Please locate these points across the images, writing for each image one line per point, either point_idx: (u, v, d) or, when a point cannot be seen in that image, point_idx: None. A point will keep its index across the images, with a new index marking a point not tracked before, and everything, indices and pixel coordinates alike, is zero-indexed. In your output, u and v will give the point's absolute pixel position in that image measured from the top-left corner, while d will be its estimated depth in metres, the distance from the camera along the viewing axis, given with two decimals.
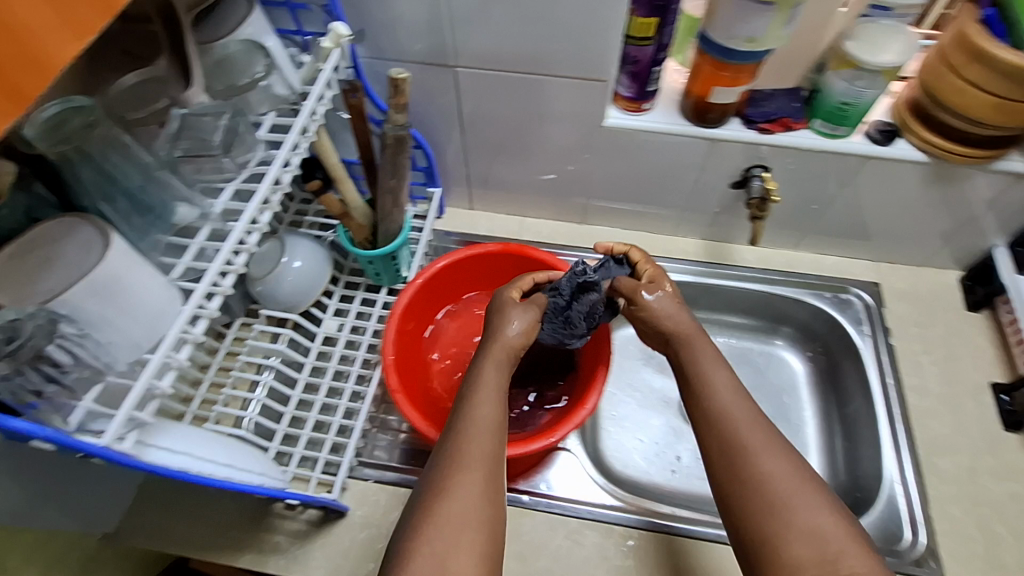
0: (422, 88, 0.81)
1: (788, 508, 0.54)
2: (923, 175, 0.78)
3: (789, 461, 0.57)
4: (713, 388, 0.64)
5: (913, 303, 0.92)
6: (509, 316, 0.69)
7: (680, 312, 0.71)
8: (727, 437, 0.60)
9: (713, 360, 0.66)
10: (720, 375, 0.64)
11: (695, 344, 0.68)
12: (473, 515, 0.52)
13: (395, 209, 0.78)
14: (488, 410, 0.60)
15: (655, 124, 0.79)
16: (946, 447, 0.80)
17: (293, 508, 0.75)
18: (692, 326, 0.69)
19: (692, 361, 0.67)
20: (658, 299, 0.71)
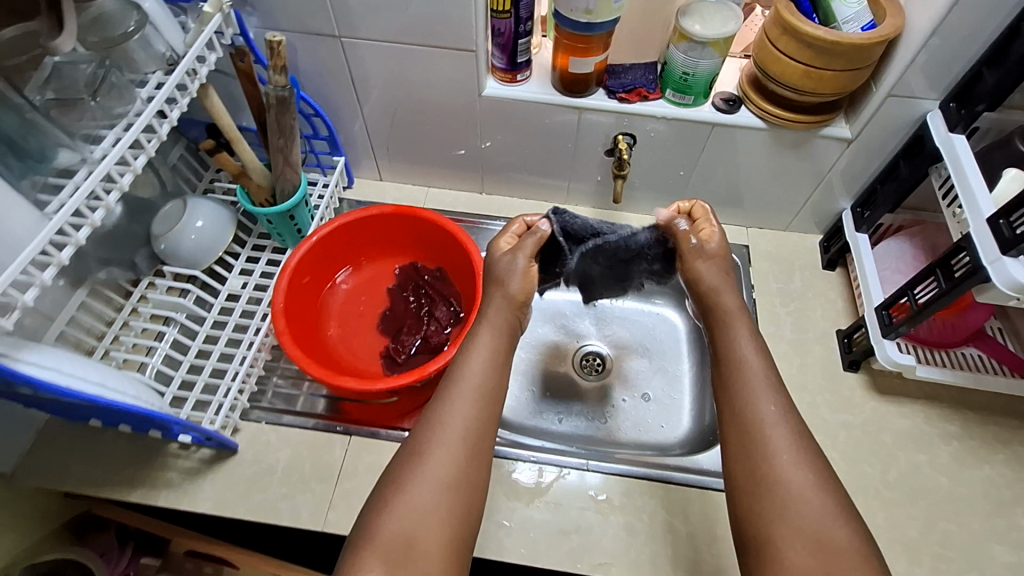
0: (316, 59, 0.88)
1: (804, 507, 0.55)
2: (766, 142, 0.88)
3: (805, 459, 0.58)
4: (743, 373, 0.64)
5: (775, 262, 1.02)
6: (508, 267, 0.71)
7: (724, 277, 0.71)
8: (752, 427, 0.60)
9: (746, 342, 0.65)
10: (752, 361, 0.64)
11: (731, 323, 0.68)
12: (444, 495, 0.55)
13: (287, 167, 0.84)
14: (474, 382, 0.62)
15: (528, 94, 0.88)
16: (792, 385, 0.89)
17: (187, 447, 0.80)
18: (736, 308, 0.69)
19: (727, 343, 0.66)
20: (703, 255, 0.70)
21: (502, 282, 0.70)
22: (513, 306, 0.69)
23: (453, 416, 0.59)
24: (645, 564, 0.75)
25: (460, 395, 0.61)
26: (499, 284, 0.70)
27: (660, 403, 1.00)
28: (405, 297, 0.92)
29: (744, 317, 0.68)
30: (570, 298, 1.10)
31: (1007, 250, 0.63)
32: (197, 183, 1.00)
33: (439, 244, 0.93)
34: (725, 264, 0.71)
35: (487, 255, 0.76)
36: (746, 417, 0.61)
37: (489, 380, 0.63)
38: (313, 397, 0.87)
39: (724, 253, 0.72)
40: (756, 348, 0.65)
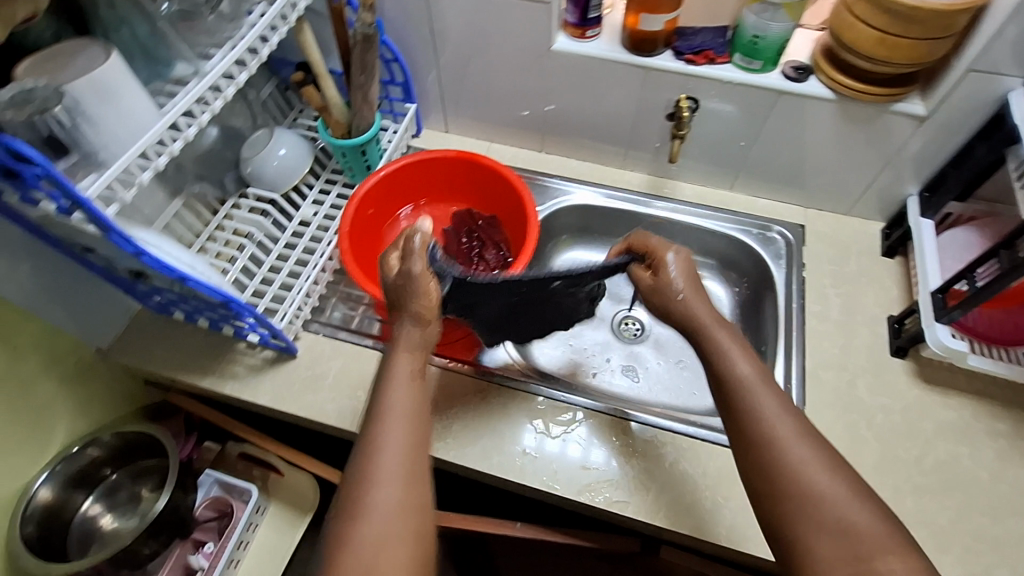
0: (400, 5, 0.94)
1: (817, 498, 0.54)
2: (835, 114, 0.87)
3: (822, 461, 0.56)
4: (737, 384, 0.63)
5: (830, 244, 1.00)
6: (409, 293, 0.69)
7: (700, 297, 0.71)
8: (762, 436, 0.59)
9: (739, 353, 0.65)
10: (747, 371, 0.63)
11: (713, 334, 0.68)
12: (392, 535, 0.54)
13: (364, 104, 0.91)
14: (397, 411, 0.61)
15: (596, 50, 0.91)
16: (833, 363, 0.88)
17: (253, 347, 0.89)
18: (715, 320, 0.69)
19: (719, 356, 0.66)
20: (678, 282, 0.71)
21: (404, 308, 0.69)
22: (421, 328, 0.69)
23: (384, 447, 0.59)
24: (661, 509, 0.77)
25: (385, 428, 0.60)
26: (405, 309, 0.69)
27: (693, 371, 1.00)
28: (460, 238, 0.96)
29: (726, 332, 0.68)
30: None
31: None
32: (282, 119, 1.09)
33: (496, 192, 0.97)
34: (694, 282, 0.72)
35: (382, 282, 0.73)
36: (755, 425, 0.60)
37: (413, 402, 0.63)
38: (365, 319, 0.94)
39: (688, 281, 0.72)
40: (746, 359, 0.65)
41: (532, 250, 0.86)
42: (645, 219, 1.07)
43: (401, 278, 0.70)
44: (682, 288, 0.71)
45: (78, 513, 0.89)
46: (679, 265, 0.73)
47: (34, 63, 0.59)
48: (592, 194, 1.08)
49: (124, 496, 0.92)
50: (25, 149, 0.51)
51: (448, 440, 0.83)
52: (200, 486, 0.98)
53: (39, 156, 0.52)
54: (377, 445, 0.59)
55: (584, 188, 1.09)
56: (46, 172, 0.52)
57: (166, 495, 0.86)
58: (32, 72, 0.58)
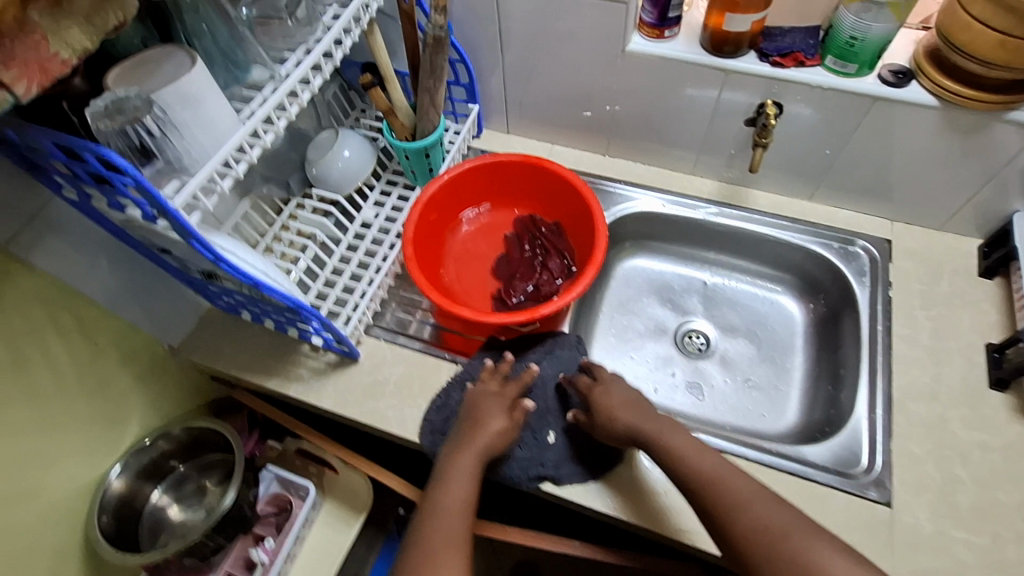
0: (468, 5, 0.92)
1: (780, 539, 0.60)
2: (937, 123, 0.80)
3: (775, 507, 0.63)
4: (680, 456, 0.70)
5: (921, 262, 0.93)
6: (488, 417, 0.78)
7: (637, 409, 0.77)
8: (715, 494, 0.66)
9: (675, 431, 0.73)
10: (683, 446, 0.71)
11: (648, 423, 0.74)
12: None
13: (431, 107, 0.89)
14: (457, 502, 0.70)
15: (672, 51, 0.86)
16: (924, 392, 0.82)
17: (316, 350, 0.90)
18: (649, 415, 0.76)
19: (656, 439, 0.73)
20: (619, 400, 0.78)
21: (480, 423, 0.77)
22: (488, 445, 0.76)
23: (441, 523, 0.67)
24: None
25: (449, 498, 0.70)
26: (479, 424, 0.77)
27: (762, 391, 0.95)
28: (522, 247, 0.94)
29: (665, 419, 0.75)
30: (680, 272, 1.08)
31: None
32: (344, 119, 1.08)
33: (561, 198, 0.95)
34: (629, 406, 0.77)
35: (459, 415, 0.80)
36: (706, 492, 0.66)
37: (470, 486, 0.72)
38: (425, 325, 0.93)
39: (627, 402, 0.78)
40: (683, 439, 0.72)
41: (600, 260, 0.83)
42: (713, 229, 1.02)
43: (482, 401, 0.80)
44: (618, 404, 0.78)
45: (149, 502, 0.92)
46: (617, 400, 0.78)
47: (121, 71, 0.59)
48: (658, 201, 1.03)
49: (190, 488, 0.95)
50: (115, 158, 0.50)
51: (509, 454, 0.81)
52: (260, 482, 1.00)
53: (129, 164, 0.51)
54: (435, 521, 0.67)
55: (651, 194, 1.04)
56: (136, 181, 0.52)
57: (233, 490, 0.88)
58: (121, 81, 0.58)
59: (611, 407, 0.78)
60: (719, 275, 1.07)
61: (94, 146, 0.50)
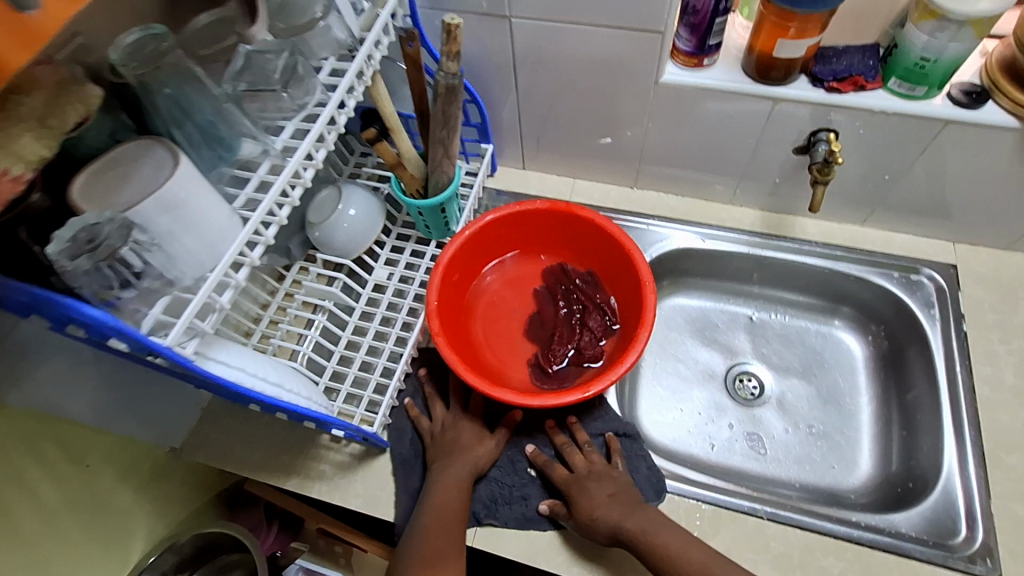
0: (477, 40, 0.83)
1: None
2: (1014, 145, 0.72)
3: None
4: (668, 553, 0.66)
5: (992, 289, 0.85)
6: (468, 437, 0.78)
7: (623, 507, 0.70)
8: None
9: (663, 522, 0.68)
10: (672, 539, 0.67)
11: (635, 517, 0.69)
12: None
13: (445, 158, 0.80)
14: (450, 516, 0.71)
15: (713, 80, 0.78)
16: (1016, 442, 0.75)
17: (338, 441, 0.80)
18: (632, 510, 0.70)
19: (641, 528, 0.68)
20: (603, 493, 0.72)
21: (465, 440, 0.78)
22: (476, 461, 0.77)
23: (427, 545, 0.68)
24: None
25: (439, 503, 0.71)
26: (466, 439, 0.78)
27: (829, 440, 0.87)
28: (556, 304, 0.85)
29: (651, 513, 0.70)
30: (722, 307, 1.00)
31: None
32: (343, 167, 0.97)
33: (595, 246, 0.86)
34: (611, 503, 0.71)
35: (427, 436, 0.79)
36: None
37: (456, 497, 0.72)
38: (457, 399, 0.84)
39: (611, 494, 0.72)
40: (669, 534, 0.67)
41: (652, 321, 0.75)
42: (759, 263, 0.94)
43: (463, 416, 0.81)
44: (601, 500, 0.71)
45: None
46: (600, 497, 0.71)
47: (85, 179, 0.49)
48: (695, 236, 0.95)
49: None
50: (86, 312, 0.42)
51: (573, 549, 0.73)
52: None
53: (105, 315, 0.42)
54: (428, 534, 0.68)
55: (685, 228, 0.96)
56: (123, 334, 0.43)
57: None
58: (90, 191, 0.48)
59: (593, 501, 0.71)
60: (766, 310, 0.98)
61: (69, 303, 0.41)
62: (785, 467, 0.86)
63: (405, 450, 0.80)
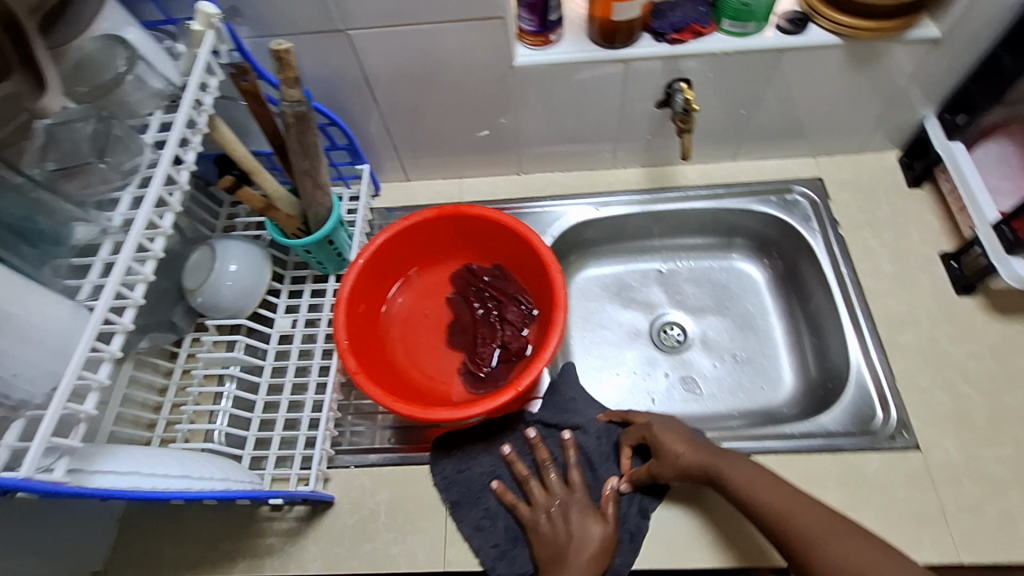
0: (320, 61, 0.78)
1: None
2: (839, 57, 0.78)
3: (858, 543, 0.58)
4: (751, 488, 0.65)
5: (856, 191, 0.92)
6: (580, 527, 0.69)
7: (700, 444, 0.70)
8: (794, 535, 0.61)
9: (742, 460, 0.68)
10: (754, 474, 0.66)
11: (715, 451, 0.69)
12: None
13: (316, 190, 0.76)
14: None
15: (565, 54, 0.79)
16: (906, 322, 0.81)
17: (279, 508, 0.75)
18: (711, 448, 0.70)
19: (724, 464, 0.67)
20: (676, 435, 0.71)
21: (579, 532, 0.69)
22: (597, 548, 0.68)
23: None
24: None
25: None
26: (579, 527, 0.69)
27: (752, 364, 0.92)
28: (471, 306, 0.84)
29: (722, 449, 0.70)
30: (631, 268, 1.02)
31: (1013, 252, 0.74)
32: (215, 222, 0.90)
33: (493, 240, 0.85)
34: (689, 438, 0.71)
35: (534, 526, 0.71)
36: (783, 529, 0.62)
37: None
38: (392, 430, 0.80)
39: (685, 435, 0.72)
40: (742, 468, 0.67)
41: (564, 301, 0.75)
42: (654, 218, 0.97)
43: (568, 499, 0.72)
44: (677, 439, 0.71)
45: None
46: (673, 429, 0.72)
47: None
48: (589, 206, 0.97)
49: None
50: None
51: None
52: None
53: None
54: None
55: (578, 201, 0.97)
56: None
57: None
58: None
59: (671, 443, 0.71)
60: (671, 260, 1.02)
61: None
62: (723, 400, 0.90)
63: (502, 538, 0.73)
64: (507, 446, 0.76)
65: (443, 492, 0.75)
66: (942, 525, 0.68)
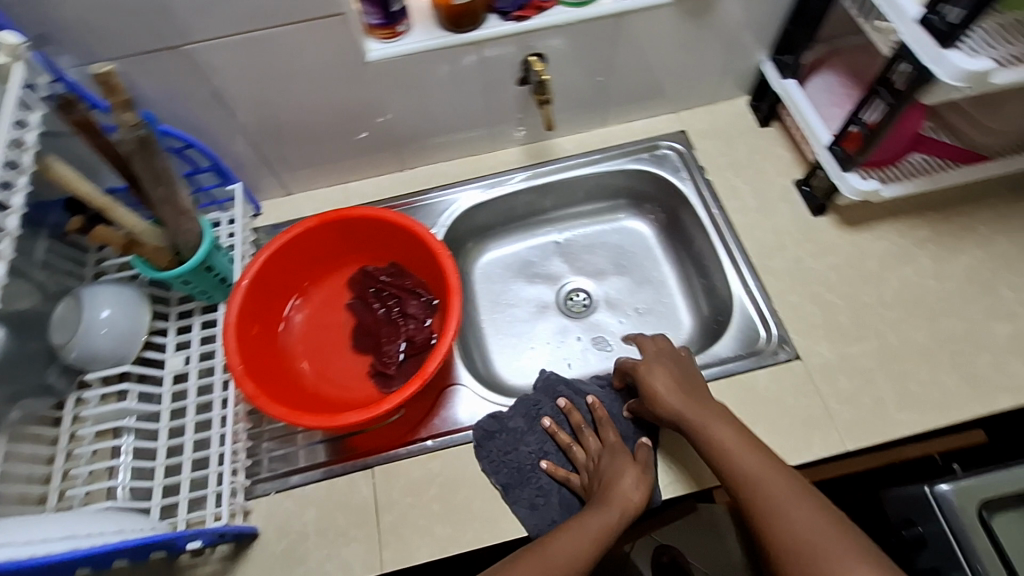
0: (161, 81, 0.75)
1: (811, 555, 0.54)
2: (673, 14, 0.83)
3: (819, 511, 0.57)
4: (725, 449, 0.65)
5: (715, 138, 1.00)
6: (613, 466, 0.71)
7: (681, 392, 0.72)
8: (757, 499, 0.60)
9: (720, 419, 0.67)
10: (728, 436, 0.66)
11: (694, 404, 0.70)
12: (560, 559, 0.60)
13: (181, 216, 0.72)
14: (592, 529, 0.63)
15: (416, 44, 0.79)
16: (774, 248, 0.89)
17: (200, 553, 0.71)
18: (691, 399, 0.71)
19: (701, 425, 0.68)
20: (662, 386, 0.72)
21: (614, 472, 0.70)
22: (637, 479, 0.69)
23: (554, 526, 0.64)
24: None
25: (582, 522, 0.64)
26: (615, 469, 0.71)
27: (654, 313, 0.98)
28: (372, 308, 0.84)
29: (702, 403, 0.70)
30: (530, 244, 1.05)
31: (846, 168, 0.83)
32: (82, 270, 0.83)
33: (382, 239, 0.84)
34: (674, 387, 0.72)
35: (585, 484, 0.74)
36: (745, 487, 0.62)
37: (602, 515, 0.65)
38: (310, 447, 0.79)
39: (672, 386, 0.72)
40: (722, 426, 0.67)
41: (458, 284, 0.76)
42: (541, 192, 1.00)
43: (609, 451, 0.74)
44: (661, 385, 0.73)
45: None
46: (655, 367, 0.75)
47: None
48: (477, 191, 0.98)
49: None
50: None
51: (479, 526, 0.72)
52: None
53: None
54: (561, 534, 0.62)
55: (466, 187, 0.98)
56: None
57: None
58: None
59: (654, 394, 0.72)
60: (565, 230, 1.06)
61: None
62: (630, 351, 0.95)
63: (558, 512, 0.74)
64: (547, 419, 0.80)
65: (493, 476, 0.75)
66: (827, 421, 0.76)
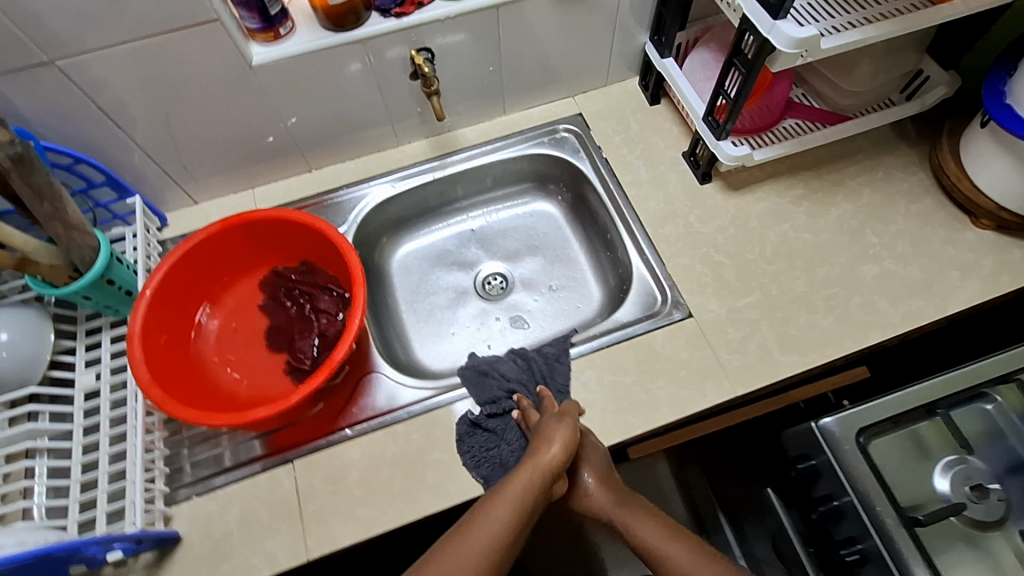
0: (38, 98, 0.74)
1: None
2: (552, 2, 0.87)
3: None
4: (657, 547, 0.66)
5: (609, 118, 1.05)
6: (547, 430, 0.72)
7: (613, 488, 0.73)
8: None
9: (651, 521, 0.69)
10: (659, 536, 0.68)
11: (631, 505, 0.71)
12: (488, 534, 0.60)
13: (71, 231, 0.72)
14: (520, 497, 0.63)
15: (301, 45, 0.81)
16: (666, 216, 0.95)
17: (123, 562, 0.72)
18: (622, 501, 0.72)
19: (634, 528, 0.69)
20: (593, 480, 0.72)
21: (546, 436, 0.71)
22: (561, 439, 0.69)
23: (483, 503, 0.64)
24: (661, 405, 0.80)
25: (509, 490, 0.64)
26: (544, 437, 0.71)
27: (567, 289, 1.03)
28: (284, 308, 0.86)
29: (635, 502, 0.72)
30: (446, 233, 1.09)
31: (720, 137, 0.88)
32: None
33: (288, 240, 0.86)
34: (608, 479, 0.73)
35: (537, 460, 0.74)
36: None
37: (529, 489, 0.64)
38: (231, 449, 0.80)
39: (605, 480, 0.73)
40: (654, 526, 0.69)
41: (362, 275, 0.78)
42: (449, 182, 1.03)
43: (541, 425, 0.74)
44: (590, 479, 0.73)
45: None
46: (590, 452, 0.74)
47: None
48: (386, 185, 1.00)
49: None
50: None
51: (399, 504, 0.75)
52: None
53: None
54: (489, 506, 0.62)
55: (376, 183, 1.00)
56: None
57: None
58: None
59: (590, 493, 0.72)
60: (479, 216, 1.10)
61: None
62: (546, 326, 0.99)
63: None
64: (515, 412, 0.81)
65: (473, 470, 0.76)
66: (717, 369, 0.82)
